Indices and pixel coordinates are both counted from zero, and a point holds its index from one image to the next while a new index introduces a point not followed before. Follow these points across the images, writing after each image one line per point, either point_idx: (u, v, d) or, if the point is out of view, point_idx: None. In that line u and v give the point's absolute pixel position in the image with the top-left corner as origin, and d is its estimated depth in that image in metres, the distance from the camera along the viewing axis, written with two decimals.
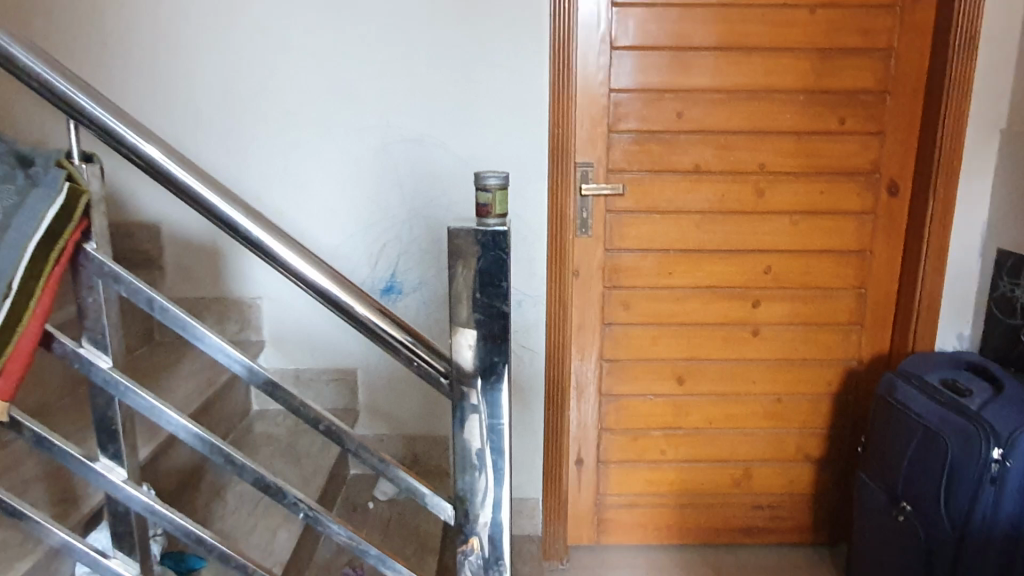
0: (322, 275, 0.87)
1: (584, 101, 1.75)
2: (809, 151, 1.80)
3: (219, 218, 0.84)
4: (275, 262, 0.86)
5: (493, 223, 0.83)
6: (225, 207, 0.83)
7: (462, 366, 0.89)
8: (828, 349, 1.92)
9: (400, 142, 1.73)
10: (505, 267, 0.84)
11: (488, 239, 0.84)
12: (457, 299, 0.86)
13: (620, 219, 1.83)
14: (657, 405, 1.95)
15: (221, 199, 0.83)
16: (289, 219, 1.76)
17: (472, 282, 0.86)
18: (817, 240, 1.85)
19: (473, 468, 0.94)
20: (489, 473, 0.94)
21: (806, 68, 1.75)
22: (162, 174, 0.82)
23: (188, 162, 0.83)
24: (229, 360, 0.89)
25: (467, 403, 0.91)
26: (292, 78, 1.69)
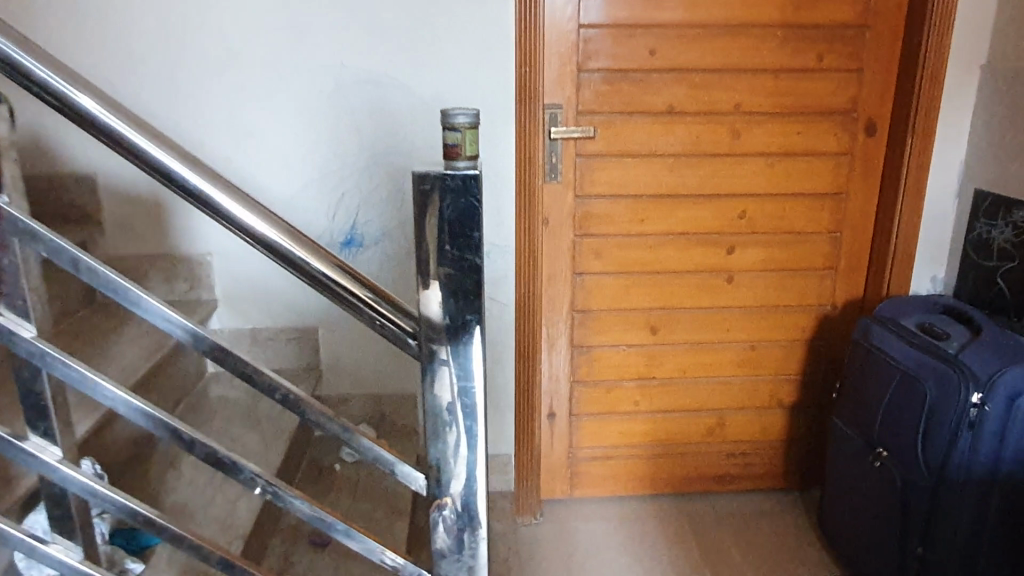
0: (275, 231, 0.77)
1: (552, 37, 1.64)
2: (786, 90, 1.73)
3: (151, 167, 0.73)
4: (220, 217, 0.76)
5: (463, 165, 0.75)
6: (158, 154, 0.72)
7: (431, 324, 0.81)
8: (802, 295, 1.89)
9: (355, 84, 1.61)
10: (477, 215, 0.76)
11: (458, 184, 0.75)
12: (424, 249, 0.78)
13: (590, 164, 1.74)
14: (630, 356, 1.90)
15: (155, 146, 0.72)
16: (237, 168, 1.64)
17: (441, 232, 0.77)
18: (793, 183, 1.79)
19: (444, 434, 0.87)
20: (462, 439, 0.86)
21: (784, 1, 1.66)
22: (83, 119, 0.71)
23: (112, 102, 0.72)
24: (171, 326, 0.79)
25: (437, 363, 0.83)
26: (234, 13, 1.55)
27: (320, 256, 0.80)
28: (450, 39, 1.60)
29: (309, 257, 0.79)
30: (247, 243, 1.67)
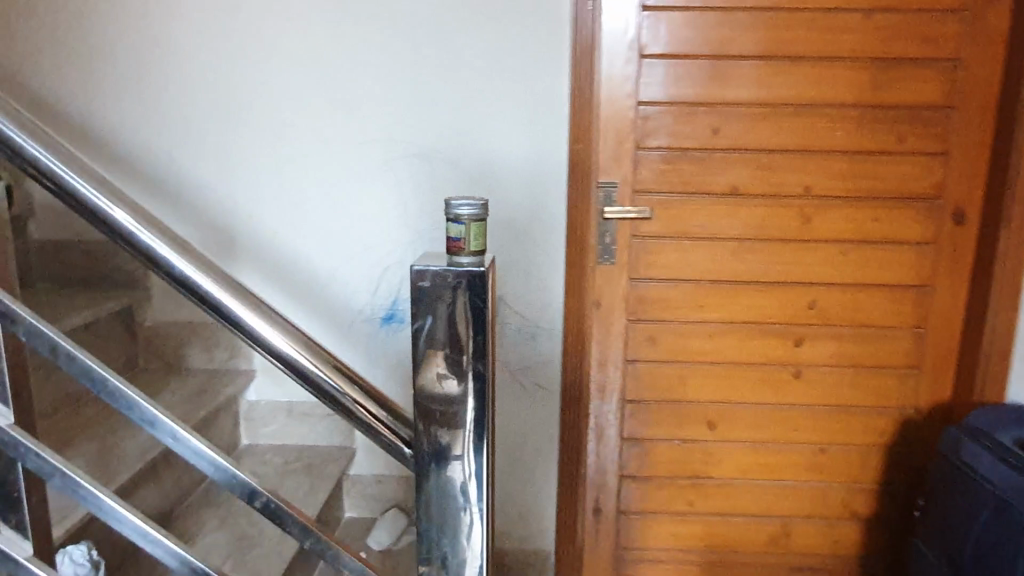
0: (278, 333, 0.70)
1: (609, 114, 1.58)
2: (862, 173, 1.60)
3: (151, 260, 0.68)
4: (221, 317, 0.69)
5: (466, 262, 0.68)
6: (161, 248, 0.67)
7: (443, 416, 0.72)
8: (880, 395, 1.71)
9: (404, 158, 1.59)
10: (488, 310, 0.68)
11: (464, 282, 0.68)
12: (442, 331, 0.69)
13: (646, 246, 1.65)
14: (684, 451, 1.75)
15: (158, 239, 0.67)
16: (282, 239, 1.63)
17: (461, 314, 0.69)
18: (869, 273, 1.64)
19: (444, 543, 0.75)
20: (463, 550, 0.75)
21: (860, 80, 1.56)
22: (80, 203, 0.66)
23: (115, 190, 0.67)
24: (156, 426, 0.72)
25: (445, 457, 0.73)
26: (290, 86, 1.56)
27: (321, 359, 0.72)
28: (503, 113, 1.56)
29: (308, 361, 0.71)
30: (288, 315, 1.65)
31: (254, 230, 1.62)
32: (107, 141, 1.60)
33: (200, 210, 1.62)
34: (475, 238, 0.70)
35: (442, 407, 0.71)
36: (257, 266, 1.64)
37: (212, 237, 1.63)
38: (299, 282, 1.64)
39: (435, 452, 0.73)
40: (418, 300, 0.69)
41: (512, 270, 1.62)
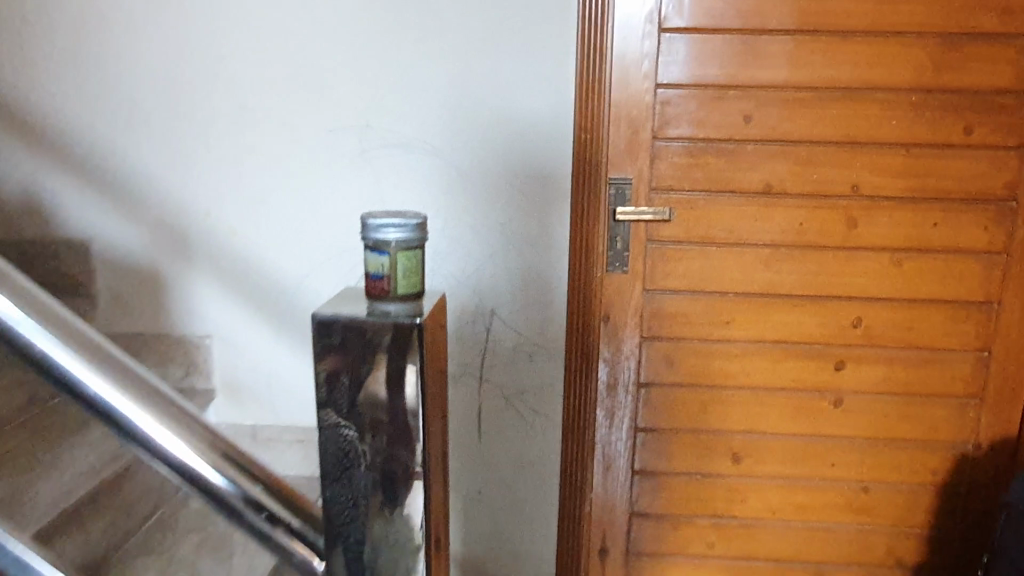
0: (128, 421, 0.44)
1: (621, 99, 1.34)
2: (920, 170, 1.36)
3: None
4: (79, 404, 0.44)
5: (394, 305, 0.51)
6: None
7: (384, 438, 0.49)
8: (934, 428, 1.47)
9: (381, 148, 1.34)
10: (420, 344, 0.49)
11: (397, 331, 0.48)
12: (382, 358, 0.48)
13: (664, 252, 1.42)
14: (705, 486, 1.53)
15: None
16: (243, 240, 1.40)
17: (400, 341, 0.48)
18: (925, 287, 1.40)
19: None
20: None
21: (920, 60, 1.31)
22: None
23: None
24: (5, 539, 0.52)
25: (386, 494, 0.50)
26: (247, 63, 1.32)
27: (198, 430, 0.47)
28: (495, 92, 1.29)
29: (163, 435, 0.45)
30: (255, 328, 1.45)
31: (209, 230, 1.40)
32: (38, 125, 1.39)
33: (147, 207, 1.40)
34: (404, 276, 0.53)
35: (390, 422, 0.49)
36: (214, 271, 1.42)
37: (162, 236, 1.41)
38: (262, 290, 1.42)
39: (376, 485, 0.50)
40: (350, 330, 0.48)
41: (505, 281, 1.38)
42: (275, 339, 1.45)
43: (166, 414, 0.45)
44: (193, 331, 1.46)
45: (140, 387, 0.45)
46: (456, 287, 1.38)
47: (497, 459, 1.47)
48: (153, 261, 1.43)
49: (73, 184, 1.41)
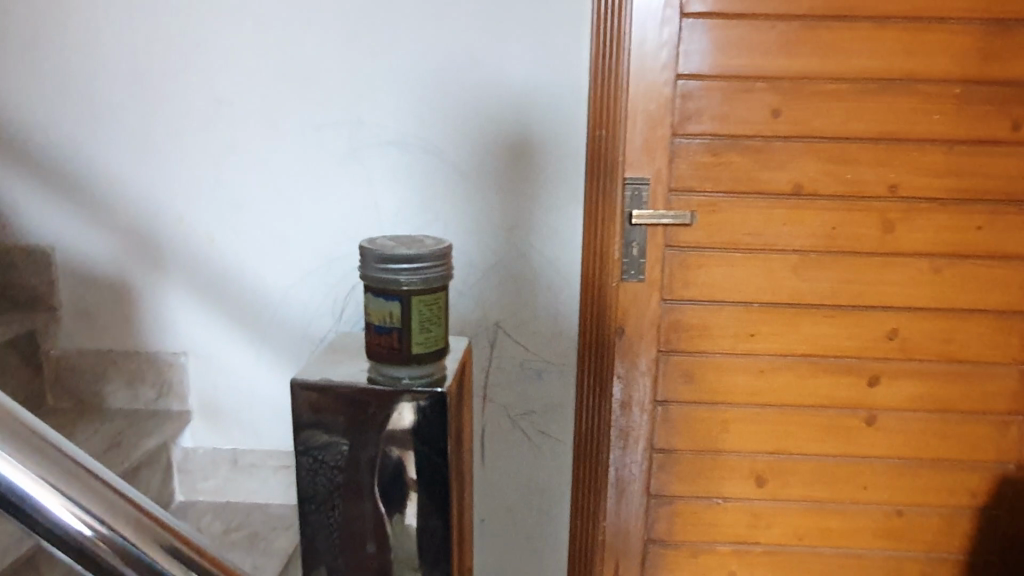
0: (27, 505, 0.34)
1: (638, 92, 1.22)
2: (962, 169, 1.25)
3: None
4: None
5: None
6: None
7: None
8: (973, 447, 1.37)
9: (375, 145, 1.20)
10: None
11: None
12: None
13: (683, 259, 1.30)
14: (727, 511, 1.42)
15: None
16: (221, 248, 1.27)
17: None
18: (965, 296, 1.30)
19: None
20: None
21: (965, 49, 1.20)
22: None
23: None
24: None
25: None
26: (224, 51, 1.18)
27: (112, 500, 0.37)
28: (500, 83, 1.16)
29: (62, 507, 0.35)
30: (235, 344, 1.31)
31: (184, 236, 1.27)
32: None
33: (114, 211, 1.27)
34: None
35: None
36: (190, 282, 1.28)
37: (131, 243, 1.28)
38: (243, 302, 1.29)
39: None
40: None
41: (511, 291, 1.25)
42: (259, 356, 1.32)
43: (69, 482, 0.36)
44: (167, 348, 1.32)
45: (38, 451, 0.35)
46: (458, 297, 1.25)
47: (502, 485, 1.34)
48: (122, 271, 1.29)
49: (30, 185, 1.26)
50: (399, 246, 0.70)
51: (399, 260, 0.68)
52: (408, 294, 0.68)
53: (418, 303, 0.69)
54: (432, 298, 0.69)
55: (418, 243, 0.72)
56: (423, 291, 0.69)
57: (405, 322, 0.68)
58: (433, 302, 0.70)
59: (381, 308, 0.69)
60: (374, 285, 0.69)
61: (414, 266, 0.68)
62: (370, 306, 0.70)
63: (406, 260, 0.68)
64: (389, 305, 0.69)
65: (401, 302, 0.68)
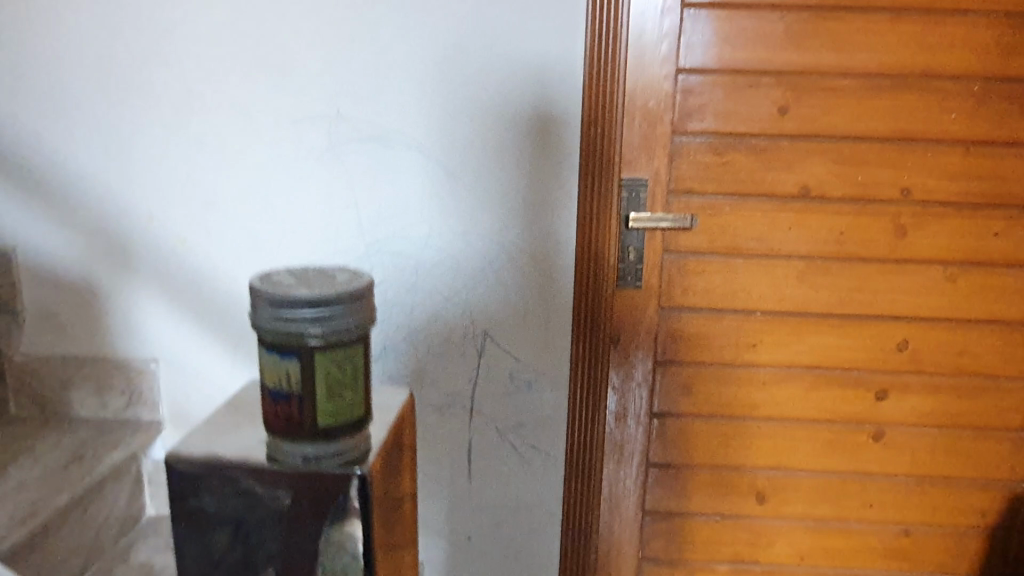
0: None
1: (637, 86, 1.14)
2: (980, 171, 1.18)
3: None
4: None
5: None
6: None
7: None
8: (985, 465, 1.30)
9: (355, 143, 1.11)
10: None
11: None
12: None
13: (682, 265, 1.23)
14: (726, 529, 1.36)
15: None
16: (194, 249, 1.17)
17: None
18: (981, 306, 1.23)
19: None
20: None
21: (985, 43, 1.12)
22: None
23: None
24: None
25: None
26: (192, 38, 1.09)
27: None
28: (491, 75, 1.07)
29: None
30: (207, 352, 1.22)
31: (153, 237, 1.17)
32: None
33: (79, 208, 1.17)
34: None
35: None
36: (161, 286, 1.19)
37: (98, 243, 1.18)
38: (217, 307, 1.20)
39: None
40: None
41: (502, 299, 1.17)
42: (233, 365, 1.23)
43: None
44: (137, 356, 1.24)
45: None
46: (444, 304, 1.17)
47: (491, 501, 1.27)
48: (88, 274, 1.20)
49: None
50: (301, 284, 0.64)
51: (299, 308, 0.62)
52: (310, 349, 0.62)
53: (321, 362, 0.63)
54: (338, 354, 0.63)
55: (328, 279, 0.66)
56: (328, 348, 0.63)
57: (306, 385, 0.63)
58: (340, 360, 0.64)
59: (277, 369, 0.63)
60: (270, 337, 0.63)
61: (316, 315, 0.62)
62: (265, 361, 0.64)
63: (308, 306, 0.62)
64: (287, 362, 0.63)
65: (301, 360, 0.63)
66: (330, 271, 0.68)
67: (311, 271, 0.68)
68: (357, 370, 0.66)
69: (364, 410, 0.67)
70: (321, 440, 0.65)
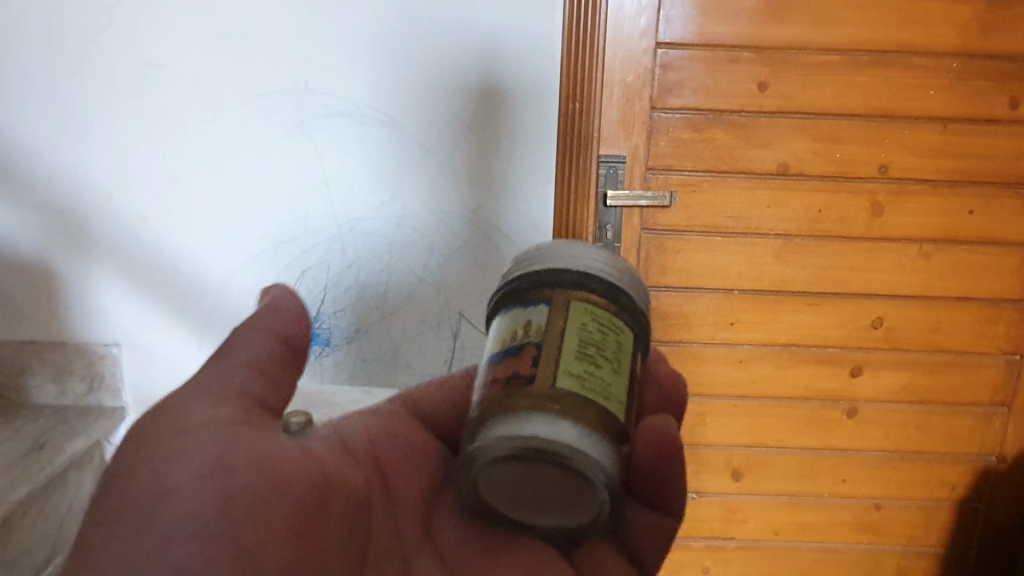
0: None
1: (616, 60, 1.11)
2: (958, 149, 1.19)
3: None
4: None
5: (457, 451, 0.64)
6: None
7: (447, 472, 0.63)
8: (955, 439, 1.34)
9: (324, 117, 1.05)
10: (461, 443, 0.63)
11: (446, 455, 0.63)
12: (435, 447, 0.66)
13: (661, 243, 1.21)
14: (701, 506, 1.38)
15: None
16: (156, 230, 1.10)
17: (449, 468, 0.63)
18: (955, 283, 1.25)
19: None
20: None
21: (965, 21, 1.12)
22: None
23: None
24: None
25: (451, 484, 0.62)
26: (146, 6, 1.01)
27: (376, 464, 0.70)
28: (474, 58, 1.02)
29: None
30: (169, 336, 1.16)
31: (112, 218, 1.09)
32: None
33: (25, 187, 1.08)
34: (575, 356, 0.48)
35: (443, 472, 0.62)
36: (120, 266, 1.12)
37: (55, 223, 1.09)
38: (177, 287, 1.12)
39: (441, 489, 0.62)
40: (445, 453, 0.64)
41: (479, 280, 1.13)
42: (194, 350, 1.16)
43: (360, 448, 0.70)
44: (99, 342, 1.17)
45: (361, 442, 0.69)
46: (420, 286, 1.12)
47: None
48: (45, 258, 1.11)
49: None
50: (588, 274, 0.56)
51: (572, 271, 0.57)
52: (538, 380, 0.47)
53: (565, 383, 0.47)
54: (598, 313, 0.51)
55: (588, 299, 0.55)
56: (546, 355, 0.48)
57: (552, 328, 0.50)
58: (599, 318, 0.51)
59: (518, 321, 0.51)
60: (474, 450, 0.46)
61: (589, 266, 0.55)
62: (494, 359, 0.51)
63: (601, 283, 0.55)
64: (520, 430, 0.45)
65: (552, 307, 0.51)
66: (597, 254, 0.56)
67: (531, 276, 0.54)
68: (618, 350, 0.51)
69: (619, 420, 0.48)
70: (556, 416, 0.45)
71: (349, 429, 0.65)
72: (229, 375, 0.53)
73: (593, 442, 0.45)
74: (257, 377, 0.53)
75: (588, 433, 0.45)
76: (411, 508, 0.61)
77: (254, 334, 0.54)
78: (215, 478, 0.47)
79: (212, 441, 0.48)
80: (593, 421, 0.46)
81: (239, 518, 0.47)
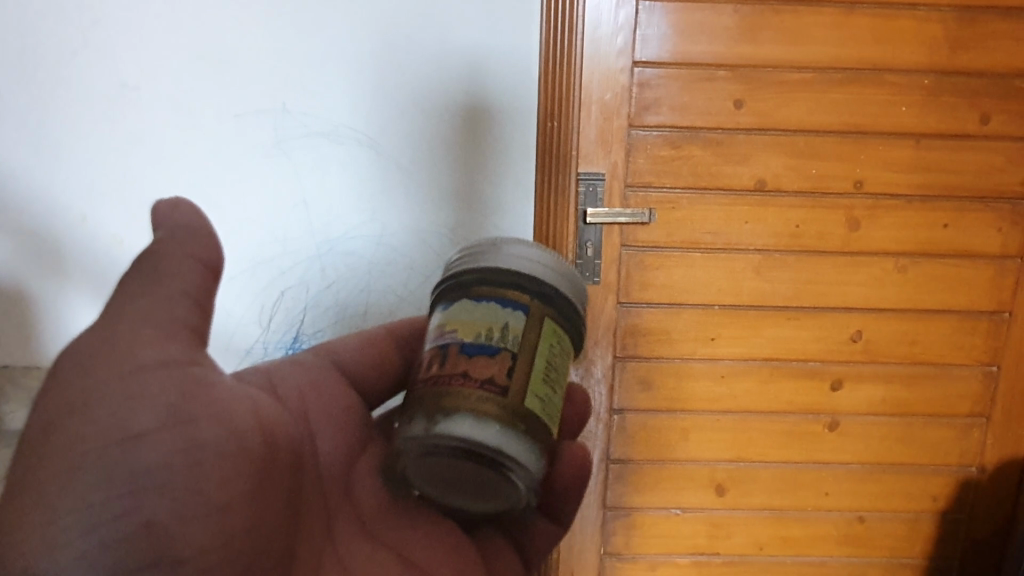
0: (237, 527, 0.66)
1: (592, 79, 1.12)
2: (931, 163, 1.20)
3: None
4: None
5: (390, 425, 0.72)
6: None
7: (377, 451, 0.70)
8: (936, 451, 1.35)
9: (302, 137, 1.05)
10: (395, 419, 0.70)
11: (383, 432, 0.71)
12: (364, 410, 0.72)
13: (641, 259, 1.22)
14: (685, 522, 1.37)
15: None
16: (133, 251, 1.09)
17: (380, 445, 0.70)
18: (931, 296, 1.26)
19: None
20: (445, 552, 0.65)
21: (935, 38, 1.14)
22: None
23: None
24: None
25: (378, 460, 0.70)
26: (122, 27, 1.00)
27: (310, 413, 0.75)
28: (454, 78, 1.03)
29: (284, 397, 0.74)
30: None
31: (88, 239, 1.08)
32: None
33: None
34: (540, 377, 0.53)
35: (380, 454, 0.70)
36: (96, 288, 1.10)
37: (27, 245, 1.07)
38: None
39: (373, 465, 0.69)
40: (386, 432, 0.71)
41: None
42: None
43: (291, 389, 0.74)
44: None
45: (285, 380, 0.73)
46: (401, 305, 1.11)
47: None
48: (18, 281, 1.09)
49: None
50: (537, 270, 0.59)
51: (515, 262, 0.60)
52: (511, 393, 0.51)
53: (532, 404, 0.52)
54: (558, 327, 0.56)
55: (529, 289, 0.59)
56: (521, 370, 0.52)
57: (527, 342, 0.53)
58: (558, 335, 0.56)
59: (491, 320, 0.53)
60: (435, 442, 0.50)
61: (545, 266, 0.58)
62: (466, 348, 0.52)
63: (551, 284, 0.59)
64: (489, 440, 0.49)
65: (529, 317, 0.55)
66: (552, 257, 0.60)
67: (500, 272, 0.56)
68: (564, 371, 0.56)
69: (555, 438, 0.55)
70: (511, 428, 0.50)
71: (279, 378, 0.68)
72: (167, 307, 0.53)
73: (535, 458, 0.51)
74: (194, 308, 0.54)
75: (533, 450, 0.51)
76: (335, 485, 0.67)
77: (183, 260, 0.54)
78: (181, 430, 0.51)
79: (173, 388, 0.51)
80: (539, 441, 0.52)
81: (204, 472, 0.51)
